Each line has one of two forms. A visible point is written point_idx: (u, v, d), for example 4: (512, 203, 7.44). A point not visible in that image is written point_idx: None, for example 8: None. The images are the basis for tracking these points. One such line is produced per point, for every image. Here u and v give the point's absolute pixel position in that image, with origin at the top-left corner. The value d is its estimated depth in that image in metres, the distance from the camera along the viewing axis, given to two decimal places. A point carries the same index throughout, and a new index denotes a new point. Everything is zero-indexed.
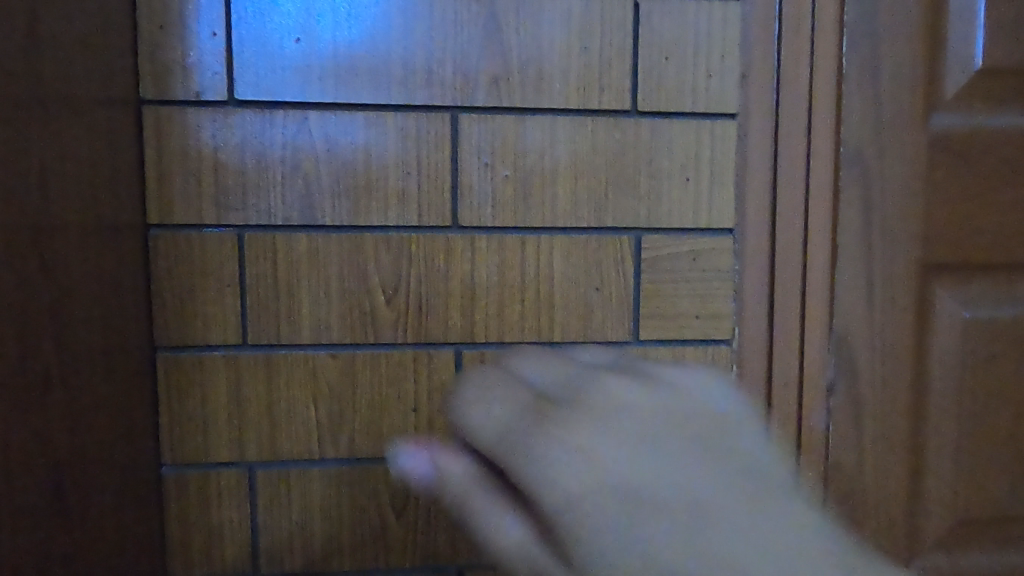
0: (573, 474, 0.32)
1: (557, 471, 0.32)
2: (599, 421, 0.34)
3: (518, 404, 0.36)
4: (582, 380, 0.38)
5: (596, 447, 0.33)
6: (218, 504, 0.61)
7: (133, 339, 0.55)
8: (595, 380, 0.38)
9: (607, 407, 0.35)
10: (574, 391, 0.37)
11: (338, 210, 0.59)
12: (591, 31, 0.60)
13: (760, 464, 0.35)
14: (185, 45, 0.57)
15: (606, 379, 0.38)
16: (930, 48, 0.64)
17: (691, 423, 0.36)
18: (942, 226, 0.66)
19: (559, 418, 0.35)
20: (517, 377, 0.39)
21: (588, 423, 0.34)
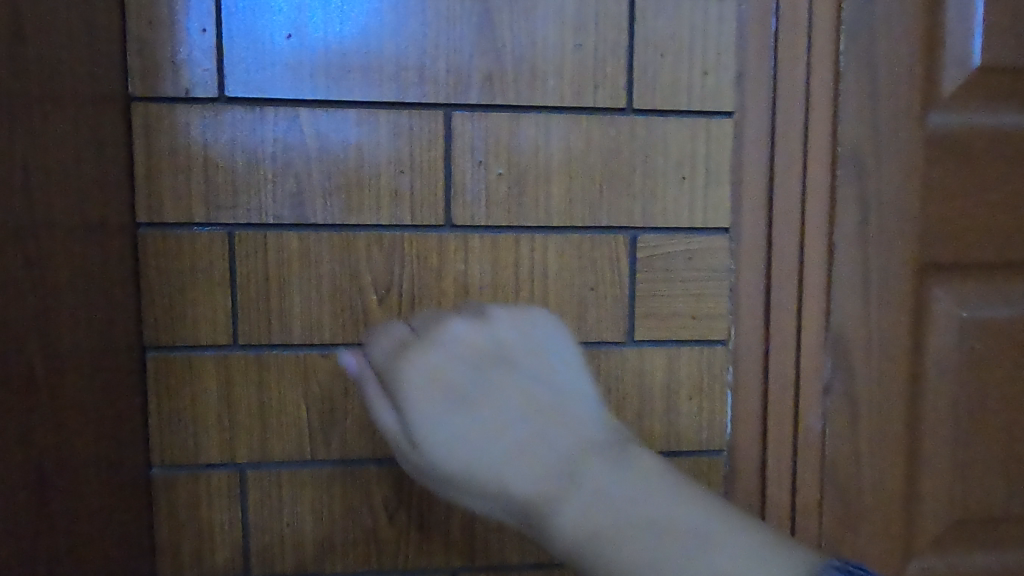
0: (429, 400, 0.41)
1: (424, 393, 0.41)
2: (449, 350, 0.42)
3: (397, 339, 0.43)
4: (438, 334, 0.43)
5: (449, 375, 0.41)
6: (209, 506, 0.61)
7: (122, 339, 0.54)
8: (447, 342, 0.42)
9: (457, 350, 0.42)
10: (432, 347, 0.42)
11: (329, 208, 0.59)
12: (586, 27, 0.60)
13: (575, 407, 0.43)
14: (174, 41, 0.56)
15: (460, 335, 0.43)
16: (927, 46, 0.64)
17: (522, 368, 0.43)
18: (938, 226, 0.66)
19: (422, 352, 0.42)
20: (388, 330, 0.45)
21: (447, 366, 0.41)
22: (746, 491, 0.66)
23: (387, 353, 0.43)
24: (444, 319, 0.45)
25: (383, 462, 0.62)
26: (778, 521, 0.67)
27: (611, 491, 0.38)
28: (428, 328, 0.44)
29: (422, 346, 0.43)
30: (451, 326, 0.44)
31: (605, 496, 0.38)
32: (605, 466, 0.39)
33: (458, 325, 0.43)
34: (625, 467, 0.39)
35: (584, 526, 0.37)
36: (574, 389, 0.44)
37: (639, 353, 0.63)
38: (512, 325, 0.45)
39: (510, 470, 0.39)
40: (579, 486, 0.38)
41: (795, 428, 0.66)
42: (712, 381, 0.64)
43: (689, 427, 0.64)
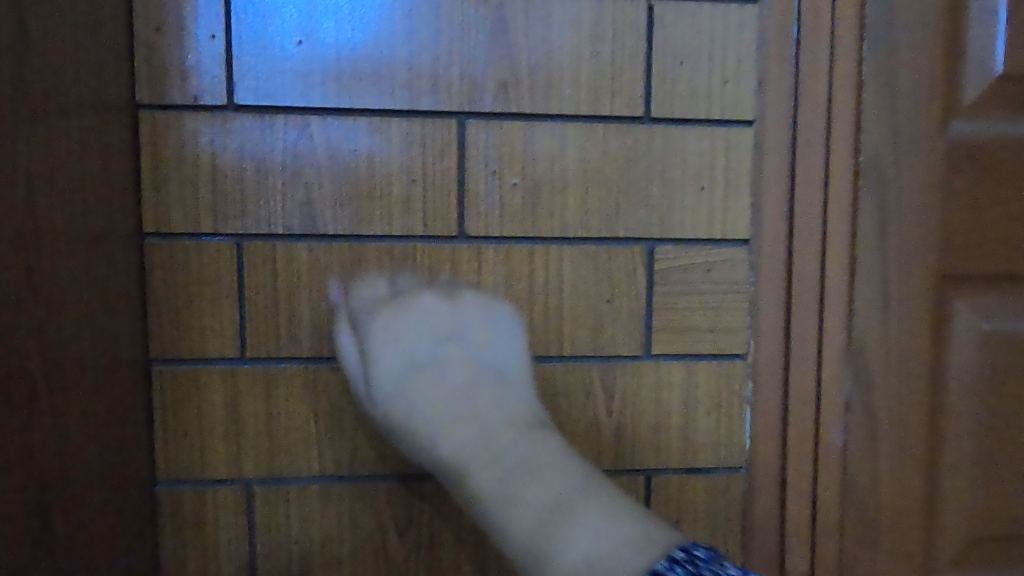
0: (395, 359, 0.57)
1: (390, 354, 0.57)
2: (416, 323, 0.58)
3: (377, 299, 0.58)
4: (410, 308, 0.58)
5: (413, 343, 0.58)
6: (214, 523, 0.59)
7: (127, 352, 0.53)
8: (415, 317, 0.58)
9: (423, 326, 0.58)
10: (402, 319, 0.57)
11: (340, 219, 0.57)
12: (603, 34, 0.58)
13: (502, 389, 0.56)
14: (183, 48, 0.55)
15: (428, 315, 0.58)
16: (951, 54, 0.62)
17: (474, 346, 0.58)
18: (961, 236, 0.64)
19: (393, 324, 0.57)
20: (387, 283, 0.59)
21: (413, 336, 0.58)
22: (764, 508, 0.64)
23: (367, 315, 0.57)
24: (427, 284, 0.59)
25: (393, 477, 0.60)
26: (797, 539, 0.65)
27: (520, 477, 0.50)
28: (408, 298, 0.58)
29: (389, 316, 0.57)
30: (422, 304, 0.58)
31: (524, 488, 0.49)
32: (521, 452, 0.51)
33: (429, 304, 0.58)
34: (551, 476, 0.50)
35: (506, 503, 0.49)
36: (515, 378, 0.57)
37: (655, 367, 0.62)
38: (473, 313, 0.58)
39: (438, 429, 0.54)
40: (490, 449, 0.52)
41: (815, 444, 0.64)
42: (730, 396, 0.63)
43: (706, 443, 0.63)
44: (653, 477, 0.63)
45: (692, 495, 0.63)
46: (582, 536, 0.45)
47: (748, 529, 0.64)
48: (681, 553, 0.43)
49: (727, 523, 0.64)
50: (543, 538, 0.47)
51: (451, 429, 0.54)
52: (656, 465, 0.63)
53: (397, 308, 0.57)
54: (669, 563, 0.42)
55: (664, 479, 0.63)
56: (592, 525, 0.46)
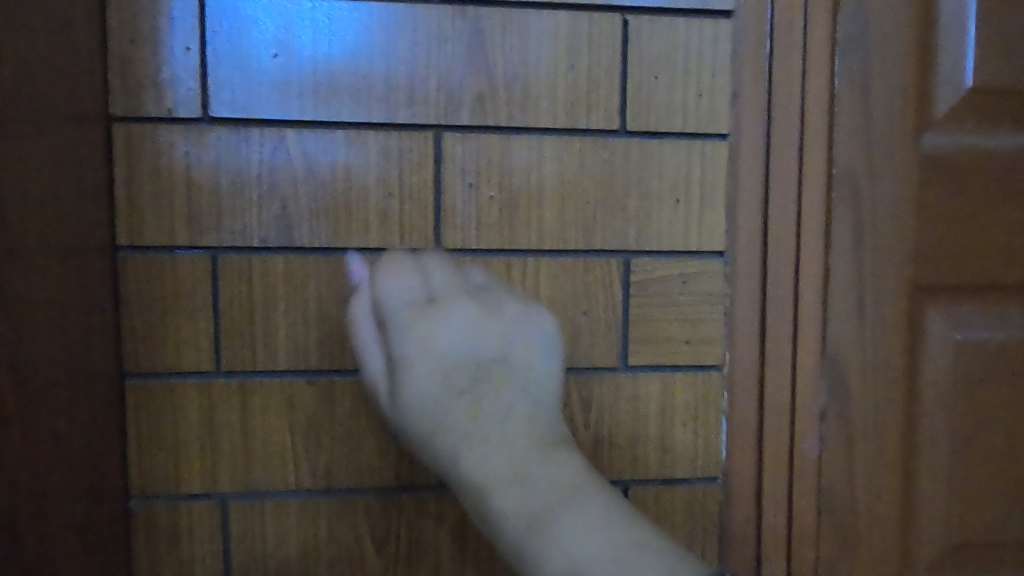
0: (418, 364, 0.53)
1: (417, 358, 0.53)
2: (447, 329, 0.54)
3: (411, 296, 0.54)
4: (444, 312, 0.54)
5: (442, 348, 0.53)
6: (189, 538, 0.59)
7: (100, 367, 0.53)
8: (451, 319, 0.54)
9: (455, 331, 0.54)
10: (433, 321, 0.53)
11: (317, 232, 0.57)
12: (579, 47, 0.59)
13: (533, 397, 0.55)
14: (158, 60, 0.55)
15: (461, 318, 0.54)
16: (920, 68, 0.63)
17: (506, 356, 0.55)
18: (931, 248, 0.65)
19: (426, 327, 0.53)
20: (422, 275, 0.54)
21: (440, 341, 0.53)
22: (741, 518, 0.65)
23: (397, 307, 0.54)
24: (464, 286, 0.55)
25: (371, 492, 0.60)
26: (773, 548, 0.66)
27: (532, 500, 0.50)
28: (442, 297, 0.54)
29: (425, 320, 0.53)
30: (458, 306, 0.54)
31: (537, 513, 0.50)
32: (543, 469, 0.52)
33: (464, 309, 0.54)
34: (563, 503, 0.50)
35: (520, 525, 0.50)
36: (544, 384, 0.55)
37: (633, 379, 0.62)
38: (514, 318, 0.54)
39: (457, 430, 0.53)
40: (510, 465, 0.52)
41: (790, 454, 0.65)
42: (706, 408, 0.63)
43: (683, 454, 0.63)
44: (631, 489, 0.63)
45: (670, 507, 0.64)
46: (577, 550, 0.48)
47: (725, 539, 0.65)
48: None
49: (705, 533, 0.64)
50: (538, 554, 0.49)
51: (470, 432, 0.53)
52: (634, 476, 0.63)
53: (432, 307, 0.54)
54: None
55: (641, 490, 0.63)
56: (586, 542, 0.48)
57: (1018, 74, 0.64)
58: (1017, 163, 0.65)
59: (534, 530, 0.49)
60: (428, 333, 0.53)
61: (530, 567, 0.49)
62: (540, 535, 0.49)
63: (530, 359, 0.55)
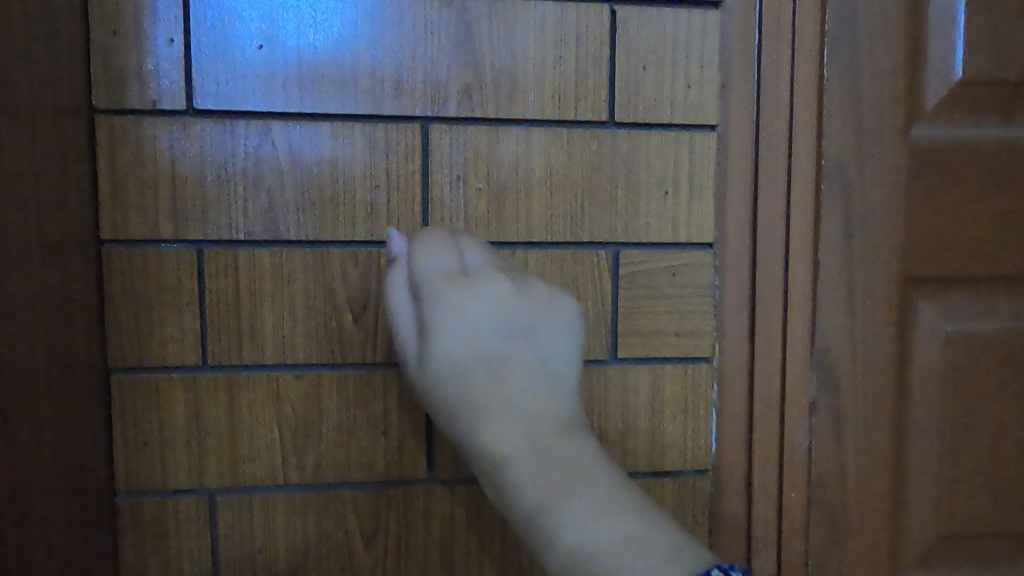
0: (450, 334, 0.53)
1: (447, 328, 0.53)
2: (479, 300, 0.53)
3: (443, 268, 0.53)
4: (476, 286, 0.53)
5: (473, 322, 0.53)
6: (176, 533, 0.58)
7: (85, 362, 0.52)
8: (483, 293, 0.53)
9: (487, 305, 0.53)
10: (465, 293, 0.53)
11: (303, 225, 0.57)
12: (567, 38, 0.59)
13: (555, 380, 0.54)
14: (141, 52, 0.54)
15: (494, 294, 0.53)
16: (910, 59, 0.63)
17: (535, 336, 0.54)
18: (920, 239, 0.65)
19: (457, 298, 0.53)
20: (456, 252, 0.54)
21: (472, 315, 0.53)
22: (731, 511, 0.65)
23: (427, 279, 0.53)
24: (496, 265, 0.55)
25: (359, 487, 0.60)
26: (764, 541, 0.66)
27: (555, 480, 0.49)
28: (475, 272, 0.54)
29: (457, 291, 0.53)
30: (491, 281, 0.53)
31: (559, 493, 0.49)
32: (567, 450, 0.51)
33: (496, 286, 0.53)
34: (587, 489, 0.49)
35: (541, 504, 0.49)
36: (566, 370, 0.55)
37: (622, 371, 0.62)
38: (541, 297, 0.55)
39: (482, 402, 0.52)
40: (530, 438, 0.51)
41: (780, 446, 0.65)
42: (696, 400, 0.63)
43: (673, 447, 0.63)
44: None
45: (660, 499, 0.63)
46: (586, 530, 0.47)
47: (715, 532, 0.65)
48: (722, 575, 0.44)
49: (695, 525, 0.64)
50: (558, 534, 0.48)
51: (495, 405, 0.52)
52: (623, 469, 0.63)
53: (464, 280, 0.53)
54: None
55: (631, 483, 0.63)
56: (610, 528, 0.47)
57: (1007, 65, 0.64)
58: (1006, 154, 0.65)
59: (544, 503, 0.49)
60: (460, 303, 0.53)
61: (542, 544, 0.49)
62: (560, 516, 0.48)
63: (553, 341, 0.55)
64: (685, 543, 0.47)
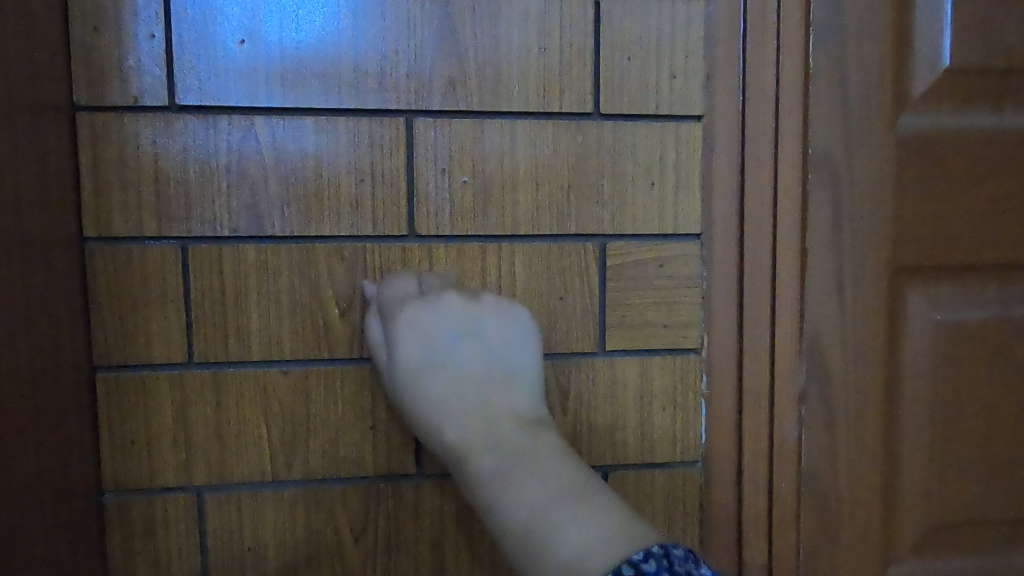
0: (410, 351, 0.56)
1: (406, 343, 0.56)
2: (438, 317, 0.56)
3: (403, 289, 0.57)
4: (432, 304, 0.56)
5: (432, 336, 0.57)
6: (165, 532, 0.58)
7: (70, 360, 0.52)
8: (440, 309, 0.56)
9: (444, 321, 0.56)
10: (426, 312, 0.56)
11: (288, 220, 0.57)
12: (551, 30, 0.58)
13: (514, 394, 0.57)
14: (123, 48, 0.54)
15: (449, 308, 0.56)
16: (896, 48, 0.63)
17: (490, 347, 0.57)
18: (908, 228, 0.65)
19: (417, 316, 0.56)
20: (414, 279, 0.58)
21: (434, 333, 0.57)
22: (722, 502, 0.65)
23: (393, 305, 0.56)
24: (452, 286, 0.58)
25: (349, 483, 0.60)
26: (755, 531, 0.66)
27: (530, 483, 0.50)
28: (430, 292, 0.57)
29: (418, 308, 0.56)
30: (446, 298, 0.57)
31: (537, 496, 0.50)
32: (541, 458, 0.52)
33: (452, 302, 0.57)
34: (566, 493, 0.49)
35: (521, 513, 0.49)
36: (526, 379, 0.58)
37: (611, 364, 0.62)
38: (494, 313, 0.57)
39: (448, 419, 0.55)
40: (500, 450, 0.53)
41: (769, 437, 0.65)
42: (685, 392, 0.63)
43: (663, 439, 0.63)
44: (611, 475, 0.63)
45: (651, 491, 0.63)
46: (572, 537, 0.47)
47: (707, 523, 0.65)
48: (659, 547, 0.45)
49: (687, 516, 0.64)
50: (539, 538, 0.47)
51: (455, 417, 0.55)
52: (614, 462, 0.63)
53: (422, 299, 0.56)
54: (645, 555, 0.44)
55: (622, 476, 0.63)
56: (589, 524, 0.47)
57: (993, 53, 0.64)
58: (993, 142, 0.65)
59: (533, 518, 0.48)
60: (422, 317, 0.56)
61: (522, 556, 0.48)
62: (542, 521, 0.48)
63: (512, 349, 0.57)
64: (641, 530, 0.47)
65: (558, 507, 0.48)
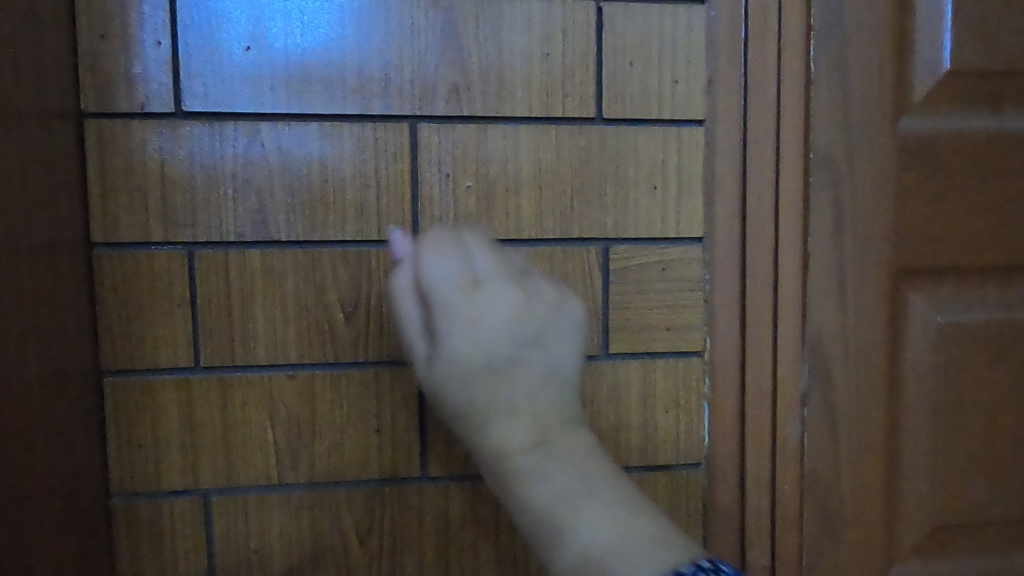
0: (461, 341, 0.50)
1: (458, 336, 0.50)
2: (496, 308, 0.50)
3: (454, 276, 0.50)
4: (488, 293, 0.50)
5: (488, 326, 0.50)
6: (172, 535, 0.59)
7: (78, 364, 0.52)
8: (497, 303, 0.50)
9: (501, 310, 0.50)
10: (481, 302, 0.50)
11: (294, 225, 0.57)
12: (554, 35, 0.59)
13: (565, 386, 0.54)
14: (129, 55, 0.54)
15: (506, 302, 0.51)
16: (897, 52, 0.63)
17: (546, 347, 0.52)
18: (909, 231, 0.65)
19: (467, 306, 0.50)
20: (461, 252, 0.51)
21: (487, 322, 0.50)
22: (725, 503, 0.65)
23: (442, 291, 0.50)
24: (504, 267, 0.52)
25: (354, 486, 0.60)
26: (758, 533, 0.66)
27: (564, 480, 0.49)
28: (486, 280, 0.51)
29: (471, 299, 0.50)
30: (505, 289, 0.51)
31: (573, 495, 0.48)
32: (579, 452, 0.51)
33: (510, 291, 0.51)
34: (598, 490, 0.49)
35: (550, 508, 0.48)
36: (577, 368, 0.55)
37: (613, 367, 0.62)
38: (553, 302, 0.53)
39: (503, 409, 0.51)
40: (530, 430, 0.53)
41: (772, 439, 0.65)
42: (688, 395, 0.63)
43: (666, 441, 0.63)
44: None
45: (654, 493, 0.64)
46: (590, 532, 0.47)
47: (710, 525, 0.65)
48: (706, 563, 0.45)
49: (690, 517, 0.65)
50: (563, 531, 0.47)
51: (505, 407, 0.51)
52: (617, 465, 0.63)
53: (477, 288, 0.50)
54: (694, 568, 0.44)
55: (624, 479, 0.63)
56: (612, 519, 0.47)
57: (993, 57, 0.64)
58: (994, 145, 0.66)
59: (561, 512, 0.48)
60: (476, 309, 0.50)
61: (546, 547, 0.48)
62: (571, 517, 0.47)
63: (564, 349, 0.53)
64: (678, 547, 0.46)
65: (588, 502, 0.48)
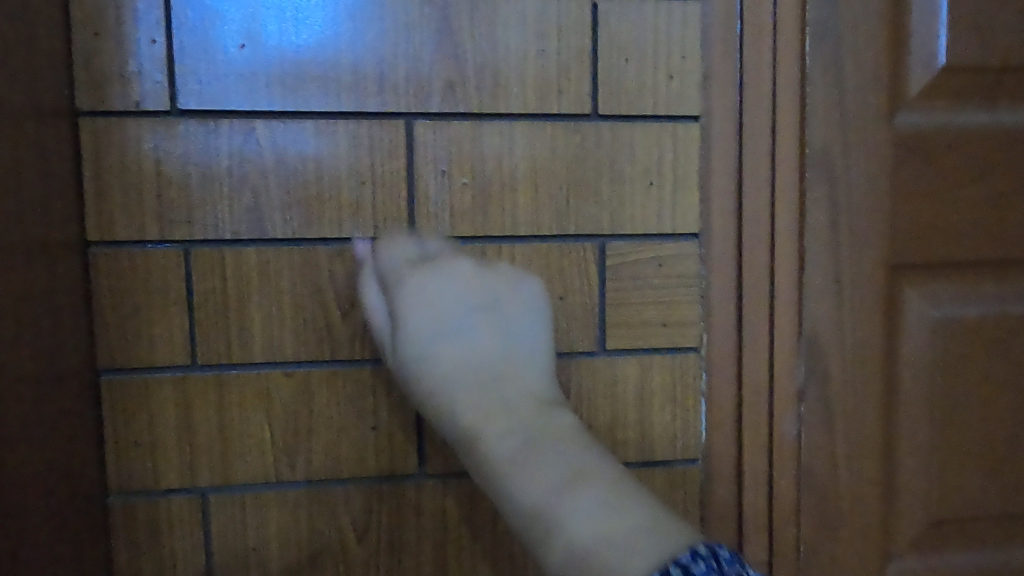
0: (419, 321, 0.56)
1: (418, 318, 0.56)
2: (446, 284, 0.57)
3: (403, 261, 0.57)
4: (441, 271, 0.57)
5: (440, 305, 0.57)
6: (170, 533, 0.59)
7: (74, 364, 0.52)
8: (450, 279, 0.57)
9: (451, 288, 0.57)
10: (435, 281, 0.57)
11: (289, 223, 0.57)
12: (549, 31, 0.59)
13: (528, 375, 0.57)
14: (124, 53, 0.54)
15: (459, 278, 0.57)
16: (892, 47, 0.63)
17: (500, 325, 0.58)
18: (904, 226, 0.65)
19: (424, 286, 0.56)
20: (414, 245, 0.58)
21: (444, 303, 0.57)
22: (722, 498, 0.65)
23: (398, 276, 0.57)
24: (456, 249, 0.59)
25: (351, 484, 0.60)
26: (755, 528, 0.66)
27: (543, 472, 0.50)
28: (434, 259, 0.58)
29: (423, 277, 0.56)
30: (453, 267, 0.57)
31: (552, 483, 0.49)
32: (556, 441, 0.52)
33: (461, 268, 0.57)
34: (576, 476, 0.49)
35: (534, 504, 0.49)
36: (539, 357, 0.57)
37: (610, 363, 0.62)
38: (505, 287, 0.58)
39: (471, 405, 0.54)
40: (509, 425, 0.53)
41: (768, 435, 0.65)
42: (685, 390, 0.63)
43: (663, 437, 0.63)
44: None
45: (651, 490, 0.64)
46: (581, 520, 0.46)
47: (707, 520, 0.65)
48: (704, 548, 0.43)
49: (687, 513, 0.65)
50: (547, 522, 0.47)
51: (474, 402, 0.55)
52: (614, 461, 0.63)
53: (428, 268, 0.57)
54: (693, 556, 0.42)
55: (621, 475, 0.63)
56: (596, 501, 0.47)
57: (988, 53, 0.64)
58: (990, 141, 0.66)
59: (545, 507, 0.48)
60: (428, 286, 0.57)
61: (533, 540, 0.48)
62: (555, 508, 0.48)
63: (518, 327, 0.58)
64: (668, 523, 0.46)
65: (569, 491, 0.48)
